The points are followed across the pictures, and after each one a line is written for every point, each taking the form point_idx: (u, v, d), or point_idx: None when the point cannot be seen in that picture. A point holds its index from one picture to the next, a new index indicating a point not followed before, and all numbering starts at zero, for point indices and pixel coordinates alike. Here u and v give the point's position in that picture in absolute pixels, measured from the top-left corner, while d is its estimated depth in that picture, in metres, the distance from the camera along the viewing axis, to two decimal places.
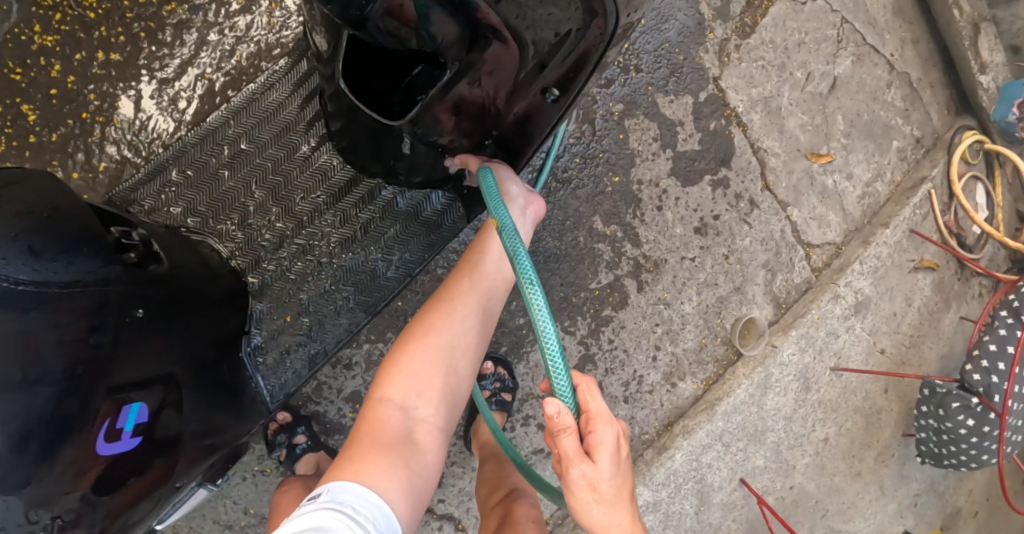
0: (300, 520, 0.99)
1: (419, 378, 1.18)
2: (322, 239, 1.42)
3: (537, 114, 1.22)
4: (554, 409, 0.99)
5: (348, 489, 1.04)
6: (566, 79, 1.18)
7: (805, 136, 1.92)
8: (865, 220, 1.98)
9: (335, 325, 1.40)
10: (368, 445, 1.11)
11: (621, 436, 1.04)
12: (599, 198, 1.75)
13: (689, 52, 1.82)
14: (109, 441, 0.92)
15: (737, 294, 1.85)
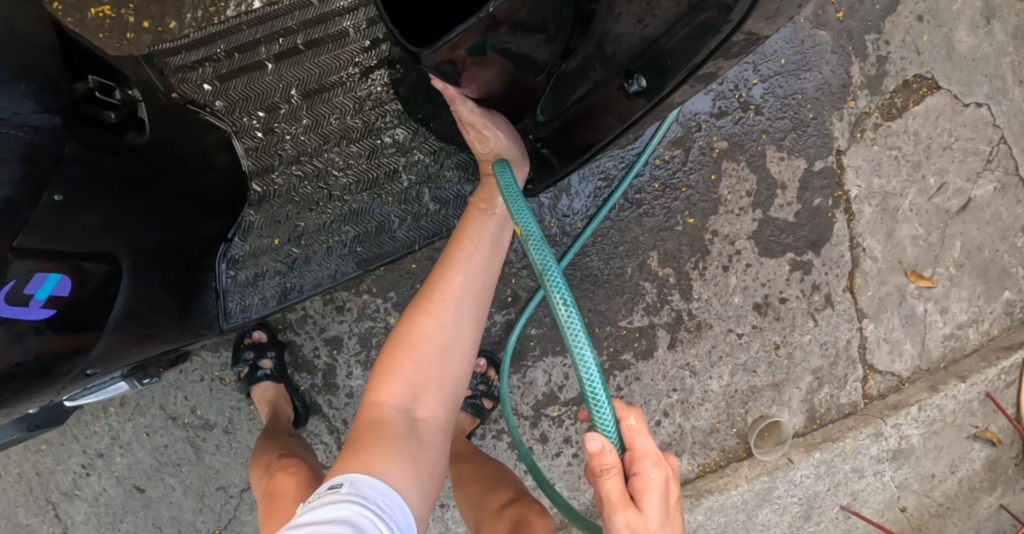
0: (322, 513, 0.86)
1: (420, 369, 1.01)
2: (340, 171, 1.27)
3: (610, 102, 1.02)
4: (597, 447, 0.83)
5: (373, 481, 0.91)
6: (650, 70, 0.96)
7: (912, 250, 1.68)
8: (941, 364, 1.74)
9: (321, 267, 1.25)
10: (367, 444, 0.96)
11: (672, 479, 0.88)
12: (664, 233, 1.55)
13: (821, 112, 1.59)
14: (11, 305, 0.81)
15: (772, 389, 1.64)
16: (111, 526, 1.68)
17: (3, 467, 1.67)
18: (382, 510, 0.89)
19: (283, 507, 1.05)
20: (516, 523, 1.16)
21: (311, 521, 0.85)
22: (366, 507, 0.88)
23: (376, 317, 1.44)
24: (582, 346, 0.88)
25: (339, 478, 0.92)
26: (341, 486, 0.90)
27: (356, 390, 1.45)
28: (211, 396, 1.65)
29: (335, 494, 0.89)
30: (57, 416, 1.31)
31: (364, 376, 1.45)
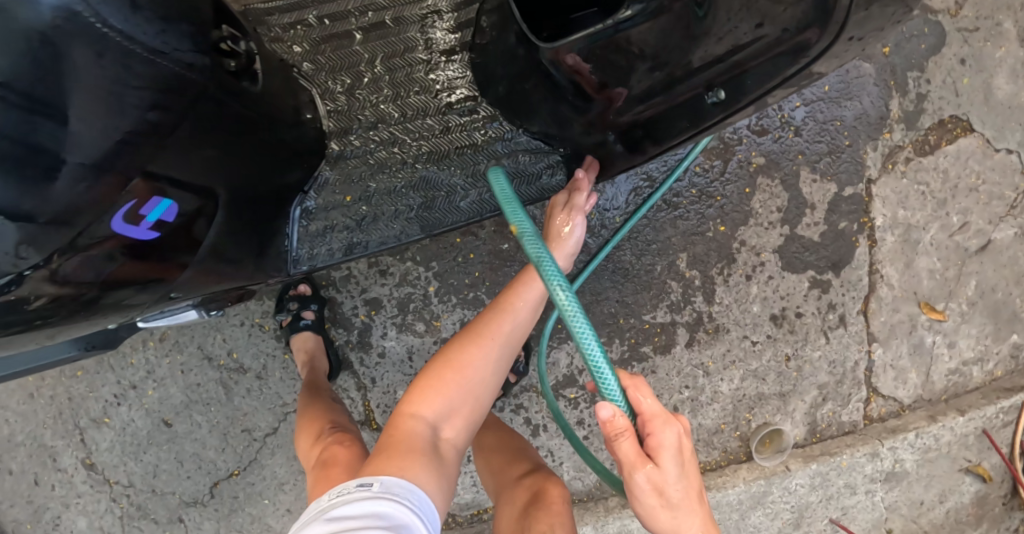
0: (356, 508, 0.95)
1: (452, 398, 1.12)
2: (414, 140, 1.33)
3: (687, 113, 1.03)
4: (608, 413, 0.93)
5: (401, 482, 1.00)
6: (735, 83, 0.96)
7: (928, 283, 1.75)
8: (943, 396, 1.81)
9: (387, 227, 1.29)
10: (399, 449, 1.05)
11: (686, 436, 0.97)
12: (695, 237, 1.63)
13: (857, 141, 1.66)
14: (126, 223, 0.90)
15: (779, 399, 1.72)
16: (135, 456, 1.78)
17: (37, 388, 1.77)
18: (411, 509, 0.97)
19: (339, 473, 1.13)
20: (534, 496, 1.25)
21: (347, 515, 0.94)
22: (396, 506, 0.96)
23: (416, 284, 1.52)
24: (581, 329, 0.94)
25: (372, 477, 1.01)
26: (372, 486, 0.99)
27: (388, 350, 1.54)
28: (250, 340, 1.74)
29: (366, 492, 0.98)
30: (113, 340, 1.38)
31: (398, 337, 1.53)
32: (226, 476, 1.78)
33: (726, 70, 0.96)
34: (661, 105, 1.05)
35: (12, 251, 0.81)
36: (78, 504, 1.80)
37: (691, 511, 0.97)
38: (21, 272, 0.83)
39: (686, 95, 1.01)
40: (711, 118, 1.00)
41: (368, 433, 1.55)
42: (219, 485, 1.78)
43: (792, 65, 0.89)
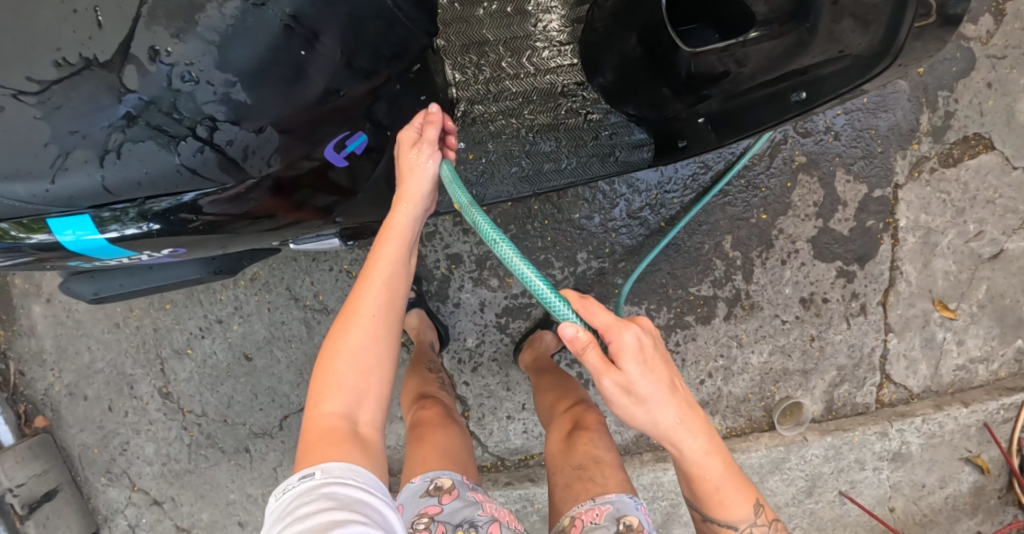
0: (309, 497, 0.98)
1: (343, 384, 1.10)
2: (529, 113, 1.41)
3: (772, 104, 1.14)
4: (571, 332, 1.04)
5: (341, 464, 1.03)
6: (816, 81, 1.08)
7: (942, 283, 1.95)
8: (949, 389, 2.01)
9: (501, 184, 1.38)
10: (328, 447, 1.06)
11: (645, 335, 1.07)
12: (740, 222, 1.83)
13: (888, 149, 1.86)
14: (333, 151, 1.09)
15: (801, 375, 1.92)
16: (210, 387, 2.00)
17: (123, 319, 1.97)
18: (358, 485, 1.01)
19: (436, 438, 1.42)
20: (576, 423, 1.46)
21: (301, 505, 0.96)
22: (345, 485, 1.00)
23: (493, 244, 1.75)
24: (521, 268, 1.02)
25: (312, 468, 1.02)
26: (315, 474, 1.01)
27: (463, 300, 1.78)
28: (335, 284, 1.95)
29: (312, 481, 1.00)
30: (235, 266, 1.45)
31: (473, 290, 1.77)
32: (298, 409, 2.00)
33: (809, 73, 1.09)
34: (752, 98, 1.16)
35: (267, 159, 1.02)
36: (147, 432, 2.01)
37: (663, 401, 1.07)
38: (255, 179, 1.03)
39: (774, 90, 1.13)
40: (793, 109, 1.12)
41: None
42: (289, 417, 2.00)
43: (859, 77, 1.03)
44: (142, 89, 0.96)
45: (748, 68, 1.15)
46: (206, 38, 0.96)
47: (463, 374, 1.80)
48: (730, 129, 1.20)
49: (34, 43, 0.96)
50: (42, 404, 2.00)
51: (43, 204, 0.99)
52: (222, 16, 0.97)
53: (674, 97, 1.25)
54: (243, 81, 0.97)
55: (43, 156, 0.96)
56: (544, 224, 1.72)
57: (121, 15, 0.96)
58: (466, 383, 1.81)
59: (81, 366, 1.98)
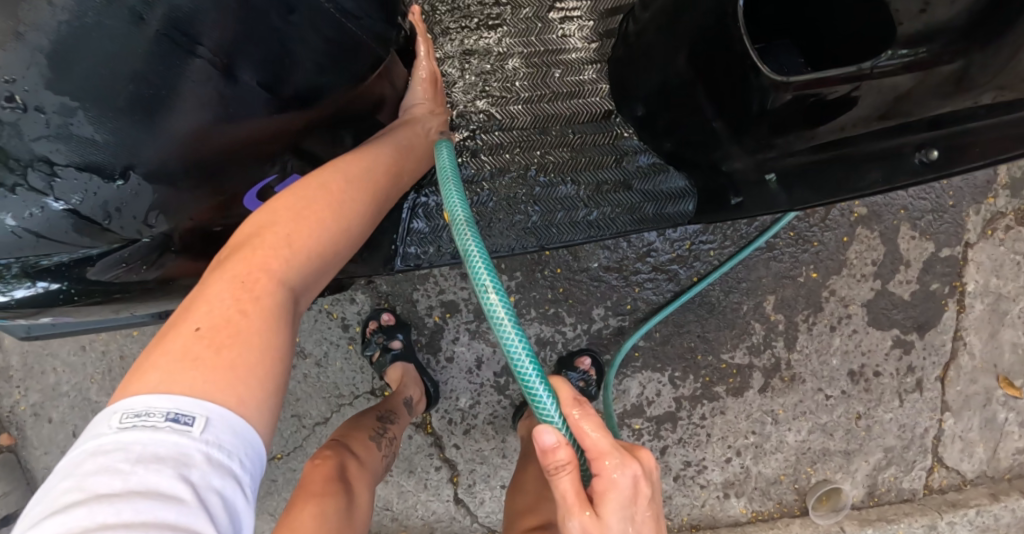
0: (168, 474, 0.70)
1: (281, 252, 0.88)
2: (539, 148, 1.18)
3: (894, 160, 0.92)
4: (550, 439, 0.78)
5: (234, 412, 0.76)
6: (958, 140, 0.89)
7: (1010, 357, 1.67)
8: (1006, 475, 1.72)
9: (501, 236, 1.11)
10: (250, 328, 0.82)
11: (644, 479, 0.80)
12: (786, 280, 1.58)
13: (960, 203, 1.60)
14: (258, 199, 0.93)
15: (843, 456, 1.65)
16: None
17: (89, 342, 1.71)
18: (244, 468, 0.75)
19: (309, 511, 1.05)
20: None
21: (153, 484, 0.69)
22: (226, 465, 0.74)
23: (496, 292, 1.48)
24: (510, 336, 0.81)
25: (197, 406, 0.75)
26: (193, 428, 0.74)
27: (457, 355, 1.53)
28: (314, 326, 1.57)
29: (182, 441, 0.72)
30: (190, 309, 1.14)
31: (469, 344, 1.53)
32: (267, 459, 1.62)
33: (950, 127, 0.88)
34: (854, 150, 0.93)
35: (138, 217, 0.84)
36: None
37: None
38: (137, 240, 0.86)
39: (891, 145, 0.92)
40: (922, 166, 0.91)
41: (422, 436, 1.57)
42: None
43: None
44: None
45: (865, 109, 0.88)
46: (33, 44, 0.75)
47: (453, 436, 1.56)
48: (823, 189, 0.96)
49: None
50: (6, 421, 1.73)
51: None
52: (60, 14, 0.74)
53: (735, 136, 0.99)
54: (85, 107, 0.77)
55: None
56: (557, 272, 1.47)
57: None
58: (456, 446, 1.57)
59: (47, 387, 1.71)
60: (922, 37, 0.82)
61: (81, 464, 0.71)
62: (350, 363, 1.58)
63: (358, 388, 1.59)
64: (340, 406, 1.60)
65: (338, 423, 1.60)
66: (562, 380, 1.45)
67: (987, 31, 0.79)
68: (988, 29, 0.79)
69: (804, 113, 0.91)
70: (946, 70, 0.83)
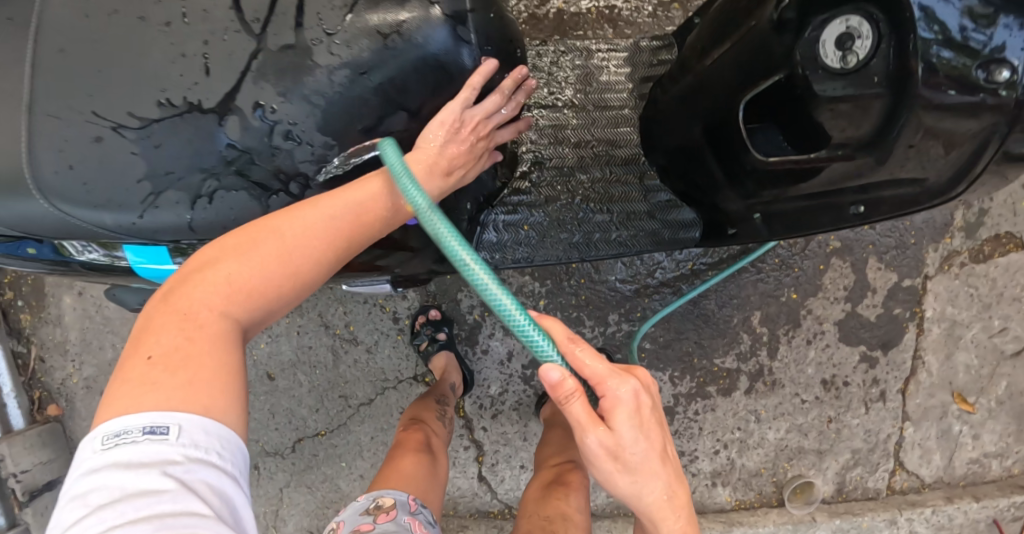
0: (152, 479, 0.79)
1: (235, 282, 0.92)
2: (583, 181, 1.45)
3: (832, 214, 1.14)
4: (555, 376, 0.91)
5: (205, 423, 0.84)
6: (879, 199, 1.08)
7: (963, 376, 1.94)
8: (961, 481, 1.98)
9: (554, 247, 1.41)
10: (202, 353, 0.87)
11: (645, 394, 0.92)
12: (770, 299, 1.86)
13: (921, 241, 1.88)
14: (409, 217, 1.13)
15: (816, 455, 1.92)
16: None
17: None
18: (224, 460, 0.83)
19: (409, 461, 1.39)
20: (556, 479, 1.48)
21: (141, 489, 0.78)
22: (207, 462, 0.82)
23: (528, 297, 1.76)
24: (498, 296, 0.90)
25: (169, 417, 0.82)
26: (168, 436, 0.82)
27: (491, 348, 1.81)
28: (367, 317, 1.85)
29: (163, 448, 0.81)
30: None
31: (502, 338, 1.81)
32: (313, 435, 1.88)
33: (868, 191, 1.08)
34: (803, 203, 1.16)
35: None
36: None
37: (653, 472, 0.93)
38: None
39: (834, 202, 1.12)
40: (860, 215, 1.11)
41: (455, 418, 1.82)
42: (303, 442, 1.89)
43: (934, 198, 1.04)
44: (241, 142, 1.02)
45: (814, 183, 1.11)
46: (311, 101, 1.01)
47: (483, 419, 1.82)
48: (786, 227, 1.22)
49: (144, 82, 1.00)
50: (57, 393, 2.00)
51: (118, 233, 1.05)
52: (330, 82, 1.01)
53: (730, 185, 1.26)
54: (341, 145, 1.04)
55: (136, 191, 1.02)
56: (581, 282, 1.75)
57: (229, 61, 1.00)
58: (483, 429, 1.83)
59: (102, 362, 1.97)
60: (843, 144, 1.05)
61: (80, 484, 0.81)
62: (397, 351, 1.86)
63: (402, 373, 1.87)
64: (384, 389, 1.87)
65: (381, 404, 1.87)
66: None
67: (883, 131, 1.01)
68: (886, 140, 1.01)
69: (768, 176, 1.16)
70: (863, 160, 1.04)
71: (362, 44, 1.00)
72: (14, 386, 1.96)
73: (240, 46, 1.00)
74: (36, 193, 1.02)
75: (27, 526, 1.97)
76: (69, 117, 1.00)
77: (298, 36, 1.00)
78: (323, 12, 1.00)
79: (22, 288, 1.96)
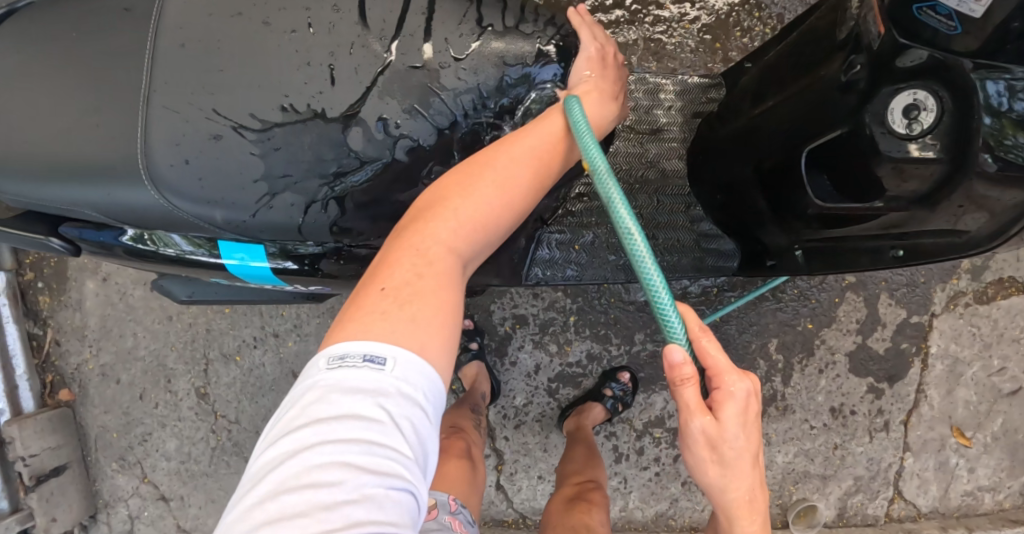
0: (366, 406, 0.84)
1: (454, 224, 1.00)
2: (634, 208, 1.53)
3: (873, 256, 1.24)
4: (678, 357, 0.97)
5: (420, 362, 0.89)
6: (918, 245, 1.18)
7: (962, 411, 2.02)
8: (955, 513, 2.06)
9: (603, 267, 1.49)
10: (427, 289, 0.95)
11: (755, 396, 1.00)
12: (788, 327, 1.95)
13: (930, 280, 1.97)
14: None
15: (820, 480, 2.00)
16: (250, 397, 2.01)
17: (178, 314, 2.01)
18: (429, 401, 0.88)
19: (451, 467, 1.51)
20: (580, 495, 1.55)
21: (354, 414, 0.83)
22: (415, 398, 0.87)
23: (560, 312, 1.86)
24: (649, 271, 0.95)
25: (386, 349, 0.88)
26: (385, 367, 0.87)
27: (520, 361, 1.87)
28: None
29: (380, 378, 0.86)
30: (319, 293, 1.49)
31: (531, 351, 1.87)
32: None
33: (908, 239, 1.19)
34: (844, 245, 1.26)
35: None
36: (173, 427, 2.02)
37: (745, 470, 1.00)
38: None
39: (874, 245, 1.23)
40: (899, 258, 1.22)
41: None
42: None
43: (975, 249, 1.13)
44: (362, 151, 1.10)
45: (863, 226, 1.20)
46: (435, 122, 1.12)
47: (505, 429, 1.89)
48: (827, 264, 1.31)
49: (271, 88, 1.08)
50: (70, 378, 2.04)
51: (224, 229, 1.12)
52: (455, 104, 1.12)
53: (775, 222, 1.35)
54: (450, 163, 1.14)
55: (251, 191, 1.09)
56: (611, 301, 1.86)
57: (356, 77, 1.10)
58: (505, 438, 1.90)
59: (123, 350, 2.01)
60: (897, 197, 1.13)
61: (300, 397, 0.87)
62: None
63: None
64: None
65: None
66: (605, 388, 1.81)
67: (935, 189, 1.09)
68: (934, 196, 1.10)
69: (817, 218, 1.25)
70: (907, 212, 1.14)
71: (488, 71, 1.12)
72: (28, 368, 2.00)
73: (366, 66, 1.10)
74: (147, 184, 1.07)
75: (31, 511, 1.94)
76: (191, 113, 1.07)
77: (425, 60, 1.11)
78: (451, 39, 1.12)
79: (44, 270, 2.01)
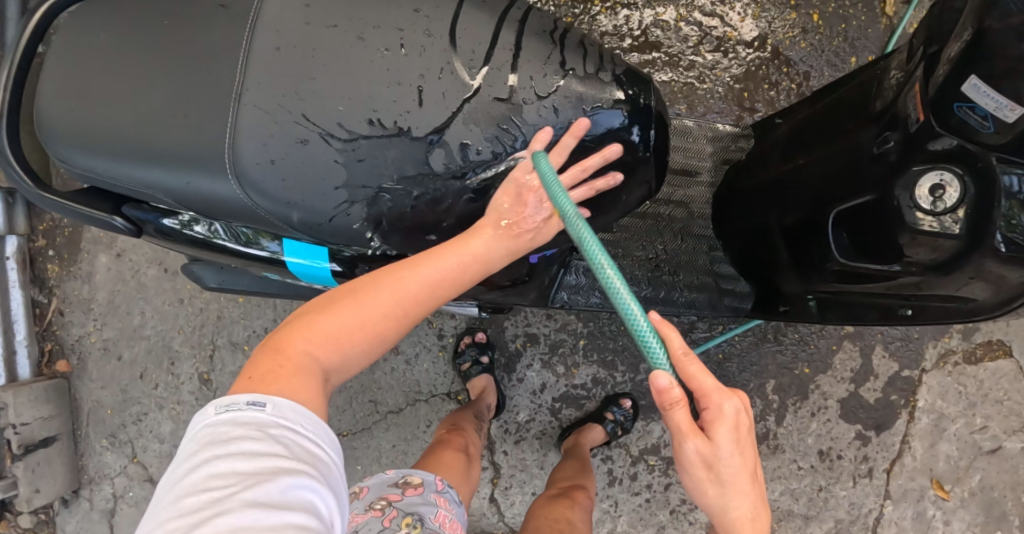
0: (250, 433, 0.97)
1: (329, 320, 1.11)
2: (657, 245, 1.63)
3: (882, 312, 1.34)
4: (665, 382, 1.05)
5: (296, 407, 1.01)
6: (927, 306, 1.28)
7: (943, 465, 2.08)
8: None
9: None
10: (290, 375, 1.05)
11: (744, 413, 1.09)
12: (785, 370, 2.05)
13: (923, 337, 2.06)
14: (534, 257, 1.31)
15: (802, 519, 2.07)
16: None
17: (190, 298, 2.05)
18: (308, 432, 1.01)
19: (448, 456, 1.60)
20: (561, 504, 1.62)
21: (239, 438, 0.97)
22: (293, 431, 0.99)
23: (571, 335, 1.93)
24: (625, 302, 1.03)
25: (264, 396, 1.01)
26: (264, 408, 1.00)
27: (526, 378, 1.95)
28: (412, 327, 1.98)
29: (260, 416, 0.99)
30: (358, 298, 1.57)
31: (539, 371, 1.94)
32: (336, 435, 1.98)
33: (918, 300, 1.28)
34: (857, 300, 1.36)
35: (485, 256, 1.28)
36: (170, 410, 2.06)
37: (743, 489, 1.09)
38: None
39: (885, 303, 1.32)
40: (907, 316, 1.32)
41: None
42: None
43: (983, 314, 1.23)
44: (442, 172, 1.17)
45: (879, 284, 1.28)
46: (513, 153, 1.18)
47: (505, 443, 1.95)
48: (839, 315, 1.41)
49: (360, 102, 1.14)
50: (69, 349, 2.08)
51: (298, 229, 1.21)
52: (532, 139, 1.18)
53: (794, 272, 1.42)
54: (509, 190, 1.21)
55: (331, 197, 1.17)
56: None
57: (442, 102, 1.15)
58: (504, 452, 1.95)
59: (128, 327, 2.06)
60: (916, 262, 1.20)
61: (192, 434, 0.99)
62: (436, 367, 1.98)
63: (436, 388, 1.98)
64: (415, 401, 1.98)
65: (409, 415, 1.98)
66: (608, 411, 1.88)
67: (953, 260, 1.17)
68: (949, 266, 1.18)
69: (837, 272, 1.33)
70: (922, 277, 1.22)
71: (568, 111, 1.19)
72: (28, 334, 2.04)
73: (452, 92, 1.16)
74: (231, 177, 1.15)
75: (15, 479, 1.96)
76: (283, 118, 1.14)
77: (510, 92, 1.17)
78: (536, 76, 1.18)
79: (57, 239, 2.06)
